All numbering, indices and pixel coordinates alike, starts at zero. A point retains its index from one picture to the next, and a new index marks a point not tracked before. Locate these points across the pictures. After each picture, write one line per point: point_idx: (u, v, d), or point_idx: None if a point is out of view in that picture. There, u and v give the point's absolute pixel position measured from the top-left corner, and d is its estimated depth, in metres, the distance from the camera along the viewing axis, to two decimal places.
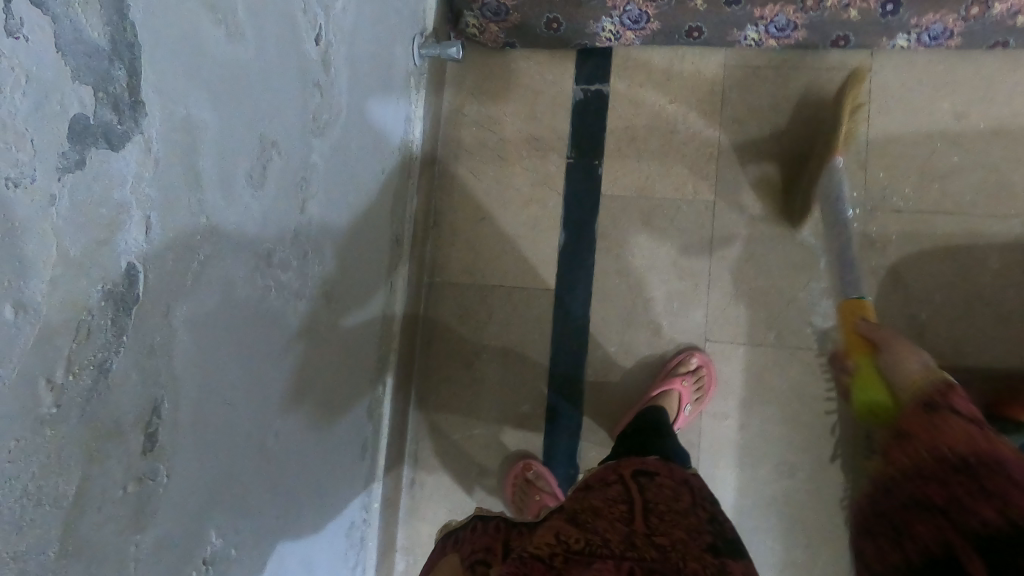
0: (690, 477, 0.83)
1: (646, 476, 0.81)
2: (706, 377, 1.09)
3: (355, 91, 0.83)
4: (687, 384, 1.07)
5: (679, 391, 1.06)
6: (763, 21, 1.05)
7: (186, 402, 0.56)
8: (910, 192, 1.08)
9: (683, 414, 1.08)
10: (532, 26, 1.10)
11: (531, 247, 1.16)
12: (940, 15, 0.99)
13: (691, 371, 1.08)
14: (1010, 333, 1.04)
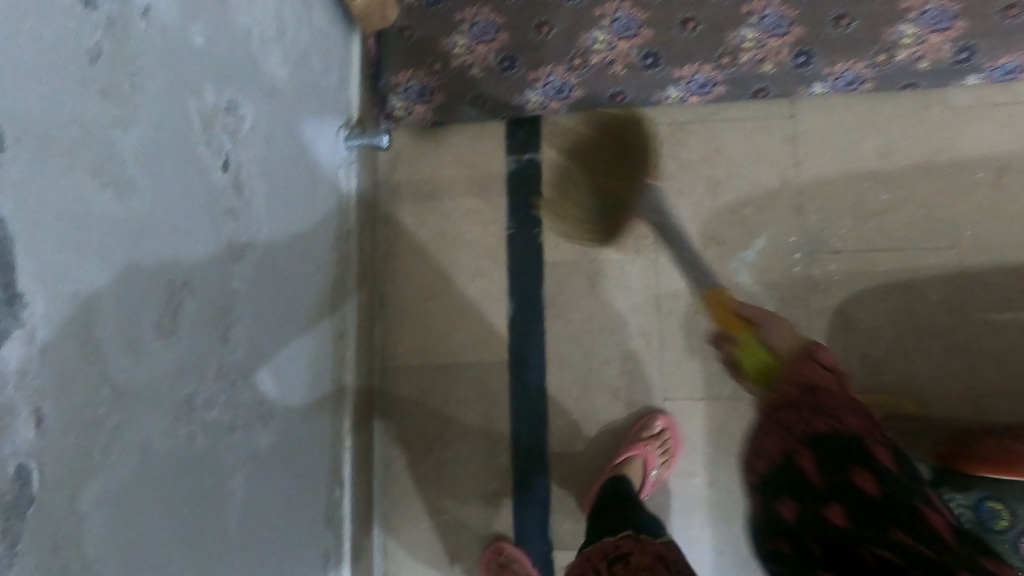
0: (664, 550, 0.83)
1: (620, 561, 0.82)
2: (670, 440, 1.08)
3: (277, 199, 0.82)
4: (652, 448, 1.06)
5: (644, 457, 1.05)
6: (683, 81, 1.09)
7: None
8: (848, 231, 1.10)
9: (649, 480, 1.06)
10: (458, 101, 1.13)
11: (482, 320, 1.15)
12: (851, 64, 1.05)
13: (655, 436, 1.07)
14: (961, 364, 1.05)
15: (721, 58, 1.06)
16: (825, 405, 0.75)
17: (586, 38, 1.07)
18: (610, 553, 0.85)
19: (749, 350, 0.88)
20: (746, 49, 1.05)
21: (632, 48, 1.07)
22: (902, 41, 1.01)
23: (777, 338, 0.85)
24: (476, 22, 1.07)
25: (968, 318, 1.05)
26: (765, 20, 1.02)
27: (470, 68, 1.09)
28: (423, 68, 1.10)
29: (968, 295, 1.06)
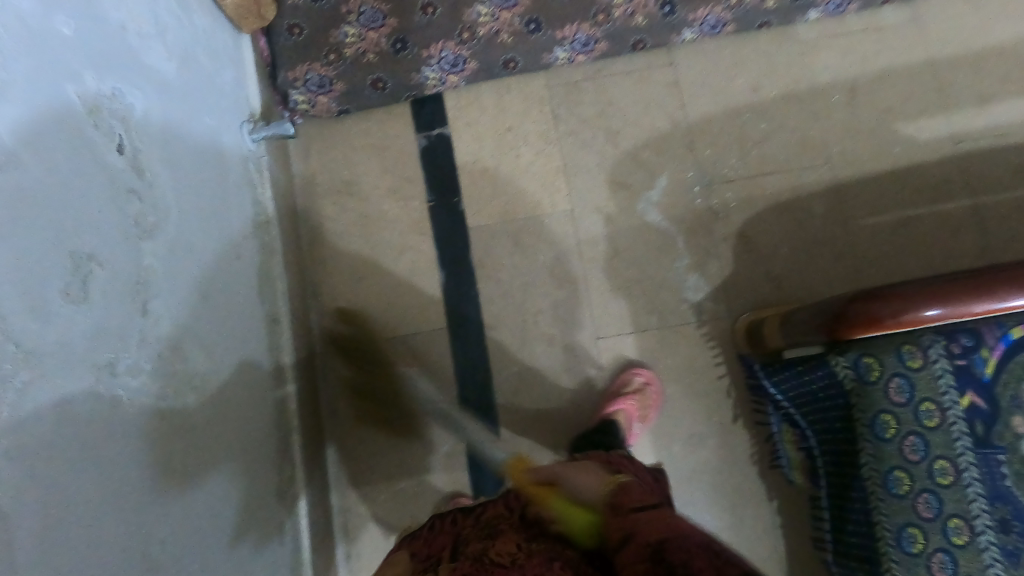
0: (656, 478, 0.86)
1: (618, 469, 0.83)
2: (650, 394, 1.13)
3: (182, 186, 0.84)
4: (633, 401, 1.10)
5: (626, 409, 1.09)
6: (567, 41, 1.18)
7: (25, 533, 0.51)
8: (737, 161, 1.21)
9: (632, 433, 1.10)
10: (358, 86, 1.18)
11: (414, 293, 1.18)
12: (711, 8, 1.18)
13: (636, 390, 1.12)
14: (841, 271, 1.20)
15: (597, 15, 1.17)
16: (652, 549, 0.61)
17: (470, 12, 1.16)
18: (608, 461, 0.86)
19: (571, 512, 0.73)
20: (616, 5, 1.16)
21: (514, 16, 1.16)
22: None
23: (585, 493, 0.76)
24: (363, 12, 1.18)
25: (846, 228, 1.21)
26: None
27: (364, 54, 1.17)
28: (319, 61, 1.17)
29: (842, 204, 1.22)
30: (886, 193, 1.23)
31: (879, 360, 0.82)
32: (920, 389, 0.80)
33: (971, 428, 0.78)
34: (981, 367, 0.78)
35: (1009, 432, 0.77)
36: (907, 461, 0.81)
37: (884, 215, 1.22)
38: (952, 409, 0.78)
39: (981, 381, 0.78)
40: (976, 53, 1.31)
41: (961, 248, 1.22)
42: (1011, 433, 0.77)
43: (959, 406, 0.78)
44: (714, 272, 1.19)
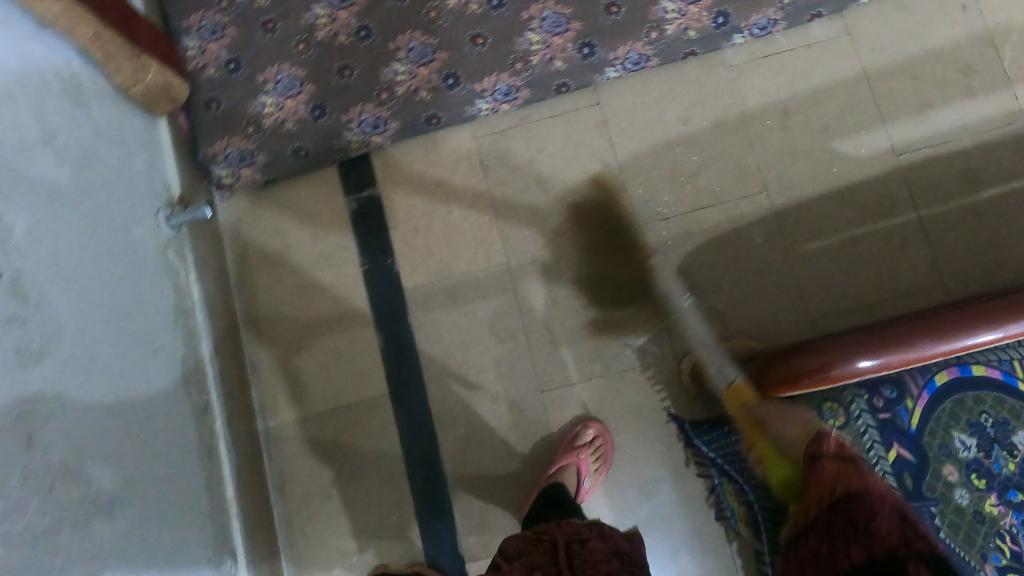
0: (621, 545, 0.91)
1: (578, 542, 0.89)
2: (603, 446, 1.11)
3: (81, 296, 0.82)
4: (585, 456, 1.09)
5: (577, 465, 1.07)
6: (488, 93, 1.17)
7: None
8: (671, 198, 1.20)
9: (584, 488, 1.09)
10: (280, 155, 1.17)
11: (354, 361, 1.17)
12: (630, 45, 1.17)
13: (588, 444, 1.10)
14: (789, 300, 1.17)
15: (515, 64, 1.16)
16: (858, 517, 0.65)
17: (387, 71, 1.16)
18: (573, 533, 0.91)
19: (772, 459, 0.80)
20: (534, 52, 1.16)
21: (432, 72, 1.16)
22: (665, 17, 1.16)
23: (786, 439, 0.76)
24: (279, 81, 1.17)
25: (789, 255, 1.18)
26: (545, 22, 1.16)
27: (284, 123, 1.16)
28: (238, 133, 1.16)
29: (783, 234, 1.19)
30: (833, 214, 1.19)
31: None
32: None
33: (901, 482, 0.76)
34: (905, 418, 0.78)
35: (940, 482, 0.76)
36: None
37: (828, 240, 1.19)
38: (879, 463, 0.77)
39: (907, 433, 0.77)
40: (931, 52, 1.24)
41: (908, 267, 1.18)
42: (943, 483, 0.76)
43: (886, 460, 0.77)
44: (656, 314, 1.17)
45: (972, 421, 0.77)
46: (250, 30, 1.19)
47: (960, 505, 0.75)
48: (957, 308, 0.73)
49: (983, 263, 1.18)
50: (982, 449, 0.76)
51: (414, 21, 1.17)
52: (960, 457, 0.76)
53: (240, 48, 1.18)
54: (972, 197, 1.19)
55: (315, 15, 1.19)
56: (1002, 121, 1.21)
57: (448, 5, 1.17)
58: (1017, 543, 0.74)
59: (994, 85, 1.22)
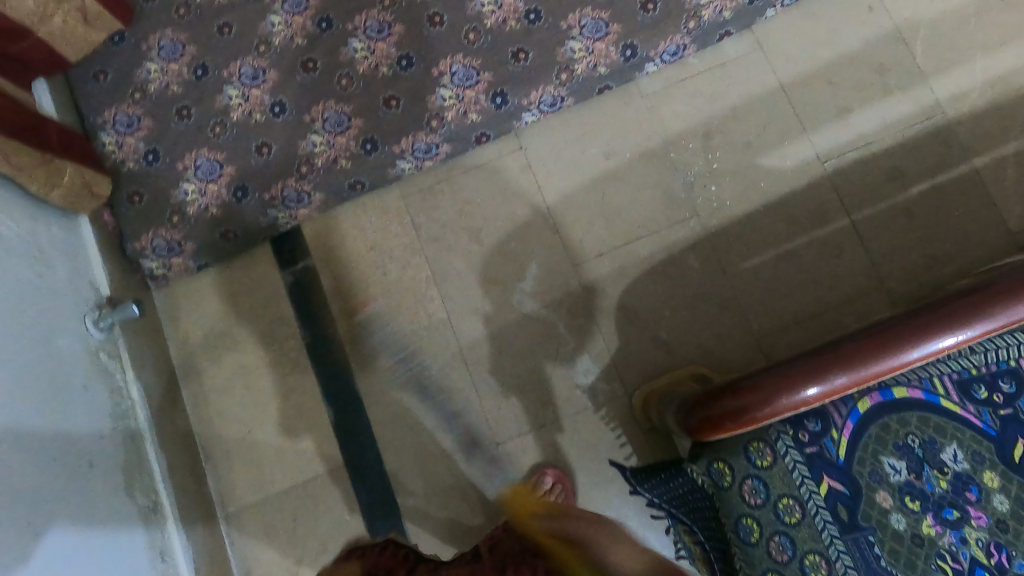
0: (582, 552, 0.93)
1: None
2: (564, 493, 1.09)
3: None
4: None
5: None
6: (407, 152, 1.18)
7: None
8: (603, 233, 1.20)
9: None
10: (209, 241, 1.17)
11: (306, 436, 1.16)
12: (542, 89, 1.17)
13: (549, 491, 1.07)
14: (729, 319, 1.18)
15: (431, 122, 1.17)
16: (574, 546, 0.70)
17: (305, 144, 1.17)
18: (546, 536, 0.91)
19: None
20: (447, 108, 1.17)
21: (349, 139, 1.17)
22: (573, 57, 1.16)
23: None
24: (199, 166, 1.17)
25: (726, 275, 1.19)
26: (455, 76, 1.17)
27: (207, 209, 1.16)
28: (163, 225, 1.16)
29: (717, 255, 1.19)
30: (766, 228, 1.20)
31: (731, 464, 0.81)
32: (775, 486, 0.79)
33: (835, 514, 0.77)
34: (833, 449, 0.78)
35: (875, 510, 0.76)
36: (778, 564, 0.78)
37: (763, 255, 1.19)
38: (810, 498, 0.78)
39: (836, 463, 0.78)
40: (854, 54, 1.23)
41: (845, 271, 1.18)
42: (878, 510, 0.76)
43: (818, 494, 0.78)
44: (601, 351, 1.18)
45: (903, 442, 0.78)
46: (166, 119, 1.19)
47: (898, 529, 0.75)
48: (913, 317, 0.68)
49: (919, 258, 1.18)
50: (912, 470, 0.77)
51: (327, 91, 1.18)
52: (893, 481, 0.77)
53: (157, 138, 1.18)
54: (899, 195, 1.19)
55: (229, 95, 1.19)
56: (920, 115, 1.21)
57: (358, 71, 1.19)
58: (960, 563, 0.73)
59: (911, 82, 1.22)
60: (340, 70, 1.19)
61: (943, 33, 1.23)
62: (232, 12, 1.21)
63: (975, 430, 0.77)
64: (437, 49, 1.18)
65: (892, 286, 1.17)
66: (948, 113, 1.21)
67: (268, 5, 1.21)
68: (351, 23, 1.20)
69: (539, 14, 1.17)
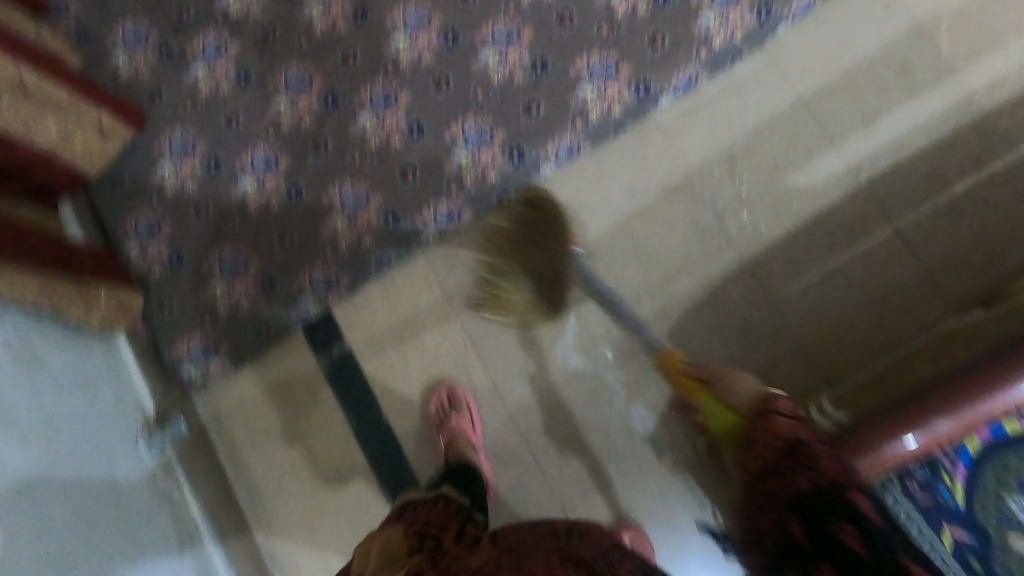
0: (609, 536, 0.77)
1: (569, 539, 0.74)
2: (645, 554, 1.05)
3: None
4: None
5: None
6: (429, 222, 1.16)
7: None
8: (640, 275, 1.17)
9: None
10: (242, 339, 1.16)
11: (367, 524, 1.13)
12: (559, 139, 1.16)
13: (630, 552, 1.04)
14: (782, 349, 1.13)
15: (450, 188, 1.15)
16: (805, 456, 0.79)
17: (327, 228, 1.16)
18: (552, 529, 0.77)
19: None
20: (465, 171, 1.15)
21: (370, 217, 1.16)
22: (584, 104, 1.16)
23: None
24: (224, 265, 1.16)
25: (774, 302, 1.15)
26: (468, 138, 1.15)
27: (239, 307, 1.16)
28: (196, 328, 1.16)
29: (761, 282, 1.15)
30: (808, 248, 1.15)
31: None
32: None
33: (967, 565, 0.80)
34: (948, 496, 0.81)
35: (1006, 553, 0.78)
36: None
37: (808, 276, 1.15)
38: (938, 554, 0.81)
39: (955, 512, 0.80)
40: (874, 56, 1.19)
41: (898, 282, 1.13)
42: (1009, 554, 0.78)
43: (943, 547, 0.81)
44: (655, 398, 1.14)
45: (1022, 479, 0.79)
46: (185, 221, 1.18)
47: None
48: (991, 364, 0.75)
49: (975, 260, 1.13)
50: None
51: (342, 169, 1.17)
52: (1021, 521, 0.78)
53: (178, 242, 1.17)
54: (942, 195, 1.15)
55: (244, 186, 1.18)
56: (955, 110, 1.17)
57: (370, 145, 1.17)
58: None
59: (938, 78, 1.18)
60: (352, 146, 1.17)
61: (967, 24, 1.18)
62: (238, 101, 1.20)
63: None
64: (448, 113, 1.16)
65: (949, 292, 1.12)
66: (984, 106, 1.16)
67: (273, 90, 1.20)
68: (357, 97, 1.18)
69: (545, 63, 1.16)
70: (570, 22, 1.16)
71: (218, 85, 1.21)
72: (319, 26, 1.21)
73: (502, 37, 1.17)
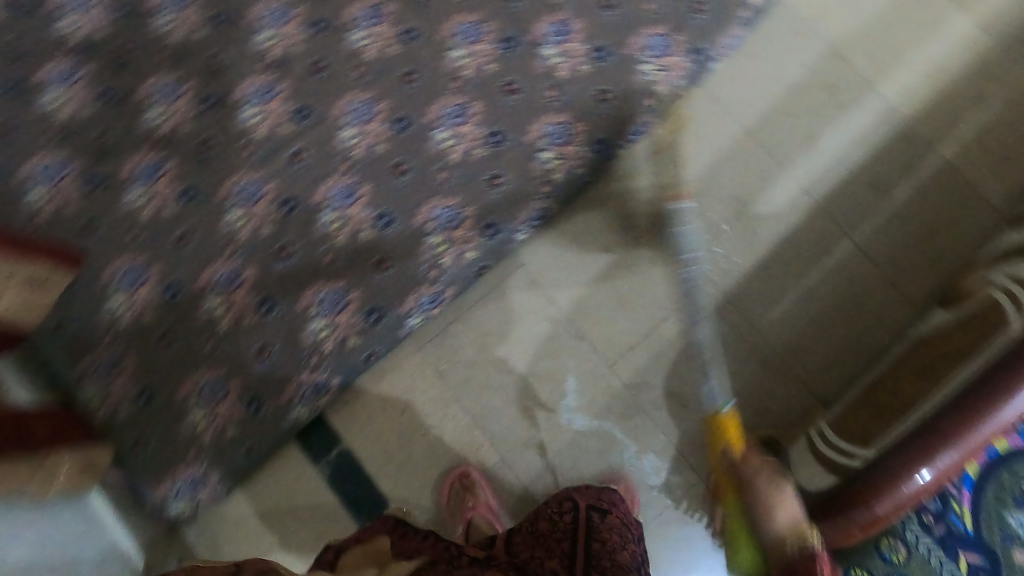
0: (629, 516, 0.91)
1: (598, 514, 0.86)
2: None
3: None
4: None
5: None
6: (413, 309, 1.14)
7: None
8: (626, 326, 1.18)
9: None
10: (235, 463, 1.11)
11: None
12: (529, 206, 1.15)
13: None
14: (769, 373, 1.18)
15: (430, 272, 1.13)
16: None
17: (307, 333, 1.12)
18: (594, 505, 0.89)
19: None
20: (444, 253, 1.13)
21: (351, 315, 1.12)
22: (548, 167, 1.15)
23: None
24: (201, 389, 1.10)
25: (755, 328, 1.19)
26: (440, 220, 1.14)
27: (224, 431, 1.10)
28: (181, 462, 1.09)
29: (743, 315, 1.19)
30: (778, 271, 1.20)
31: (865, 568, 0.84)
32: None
33: None
34: (959, 523, 0.83)
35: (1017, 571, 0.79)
36: None
37: (785, 301, 1.19)
38: None
39: (966, 537, 0.82)
40: (802, 80, 1.26)
41: (865, 292, 1.19)
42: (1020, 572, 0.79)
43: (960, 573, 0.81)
44: (663, 443, 1.16)
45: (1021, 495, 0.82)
46: (148, 351, 1.11)
47: None
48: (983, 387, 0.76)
49: (925, 259, 1.20)
50: None
51: (313, 272, 1.13)
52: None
53: (145, 375, 1.10)
54: (887, 203, 1.22)
55: (210, 306, 1.13)
56: (880, 121, 1.25)
57: (338, 243, 1.14)
58: None
59: (861, 93, 1.26)
60: (319, 247, 1.14)
61: (871, 39, 1.28)
62: (187, 219, 1.16)
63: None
64: (412, 198, 1.14)
65: (909, 292, 1.19)
66: (903, 113, 1.25)
67: (224, 202, 1.16)
68: (315, 196, 1.16)
69: (502, 135, 1.15)
70: (517, 89, 1.17)
71: (161, 207, 1.16)
72: (259, 130, 1.19)
73: (453, 115, 1.17)
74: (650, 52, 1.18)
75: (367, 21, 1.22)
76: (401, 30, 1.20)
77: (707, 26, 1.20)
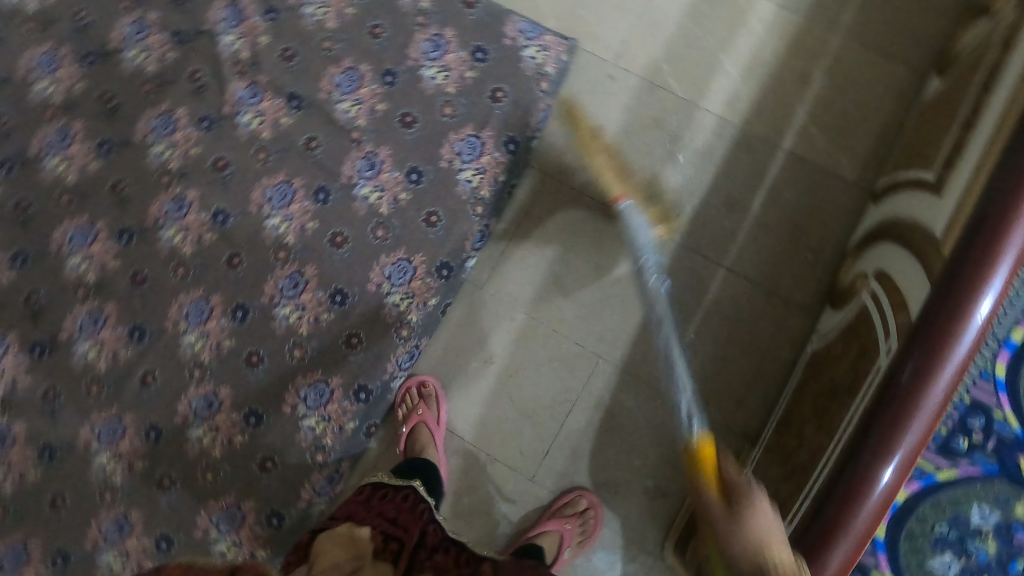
0: None
1: None
2: None
3: None
4: None
5: None
6: (313, 496, 1.09)
7: None
8: (532, 432, 1.14)
9: None
10: None
11: None
12: (395, 355, 1.13)
13: None
14: None
15: (316, 455, 1.10)
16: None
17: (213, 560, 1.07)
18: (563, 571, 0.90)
19: None
20: (323, 434, 1.10)
21: (252, 527, 1.08)
22: (399, 312, 1.13)
23: None
24: None
25: (661, 389, 1.15)
26: (308, 400, 1.11)
27: None
28: None
29: (645, 381, 1.15)
30: None
31: None
32: None
33: None
34: None
35: None
36: None
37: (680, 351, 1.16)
38: None
39: None
40: (628, 123, 1.22)
41: (755, 317, 1.16)
42: None
43: None
44: (610, 535, 1.11)
45: (934, 539, 0.81)
46: None
47: None
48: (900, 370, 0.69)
49: (803, 262, 1.17)
50: (961, 555, 0.80)
51: (200, 495, 1.09)
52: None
53: None
54: (747, 220, 1.19)
55: (106, 566, 1.06)
56: (716, 140, 1.21)
57: (216, 457, 1.09)
58: None
59: (689, 117, 1.22)
60: (198, 466, 1.09)
61: (682, 59, 1.24)
62: (53, 482, 1.08)
63: (982, 478, 0.82)
64: (276, 387, 1.11)
65: (796, 300, 1.16)
66: (736, 123, 1.22)
67: (87, 450, 1.09)
68: (178, 416, 1.11)
69: (343, 292, 1.13)
70: (343, 240, 1.14)
71: (21, 475, 1.09)
72: (99, 364, 1.12)
73: (288, 286, 1.13)
74: (462, 160, 1.17)
75: (173, 215, 1.16)
76: (210, 214, 1.16)
77: (511, 112, 1.19)
